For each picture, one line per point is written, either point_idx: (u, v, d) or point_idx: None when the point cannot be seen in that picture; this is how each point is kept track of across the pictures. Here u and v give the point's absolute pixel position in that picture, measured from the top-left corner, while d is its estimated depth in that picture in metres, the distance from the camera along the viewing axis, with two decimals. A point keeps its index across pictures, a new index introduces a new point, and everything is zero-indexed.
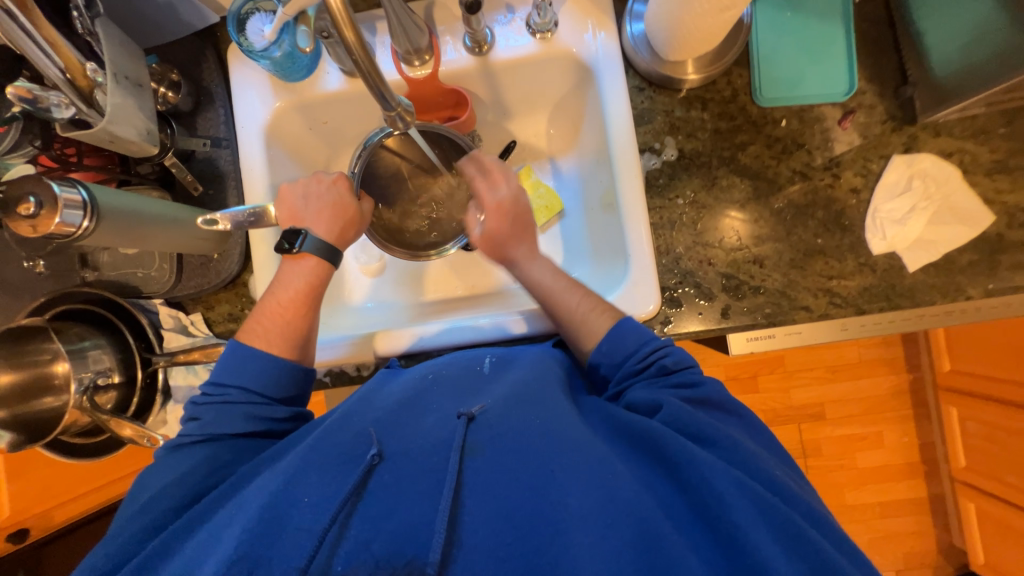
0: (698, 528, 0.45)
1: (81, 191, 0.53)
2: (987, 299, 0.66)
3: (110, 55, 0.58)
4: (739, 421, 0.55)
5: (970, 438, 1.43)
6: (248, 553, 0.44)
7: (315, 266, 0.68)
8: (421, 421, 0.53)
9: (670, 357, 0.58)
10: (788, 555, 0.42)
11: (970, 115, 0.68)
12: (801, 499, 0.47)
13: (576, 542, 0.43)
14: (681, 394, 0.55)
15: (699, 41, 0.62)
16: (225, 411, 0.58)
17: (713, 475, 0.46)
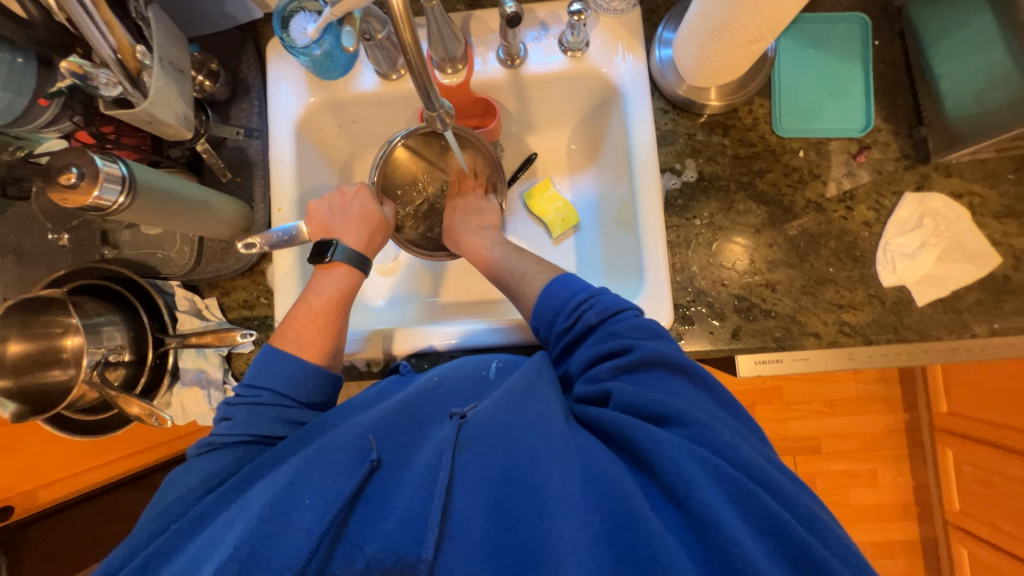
0: (670, 508, 0.44)
1: (120, 166, 0.54)
2: (992, 338, 0.68)
3: (159, 40, 0.60)
4: (688, 382, 0.52)
5: (966, 481, 1.43)
6: (245, 550, 0.43)
7: (346, 274, 0.71)
8: (423, 437, 0.54)
9: (591, 311, 0.58)
10: (756, 536, 0.41)
11: (981, 159, 0.70)
12: (757, 462, 0.45)
13: (555, 527, 0.43)
14: (613, 364, 0.54)
15: (726, 71, 0.65)
16: (256, 413, 0.60)
17: (678, 456, 0.44)
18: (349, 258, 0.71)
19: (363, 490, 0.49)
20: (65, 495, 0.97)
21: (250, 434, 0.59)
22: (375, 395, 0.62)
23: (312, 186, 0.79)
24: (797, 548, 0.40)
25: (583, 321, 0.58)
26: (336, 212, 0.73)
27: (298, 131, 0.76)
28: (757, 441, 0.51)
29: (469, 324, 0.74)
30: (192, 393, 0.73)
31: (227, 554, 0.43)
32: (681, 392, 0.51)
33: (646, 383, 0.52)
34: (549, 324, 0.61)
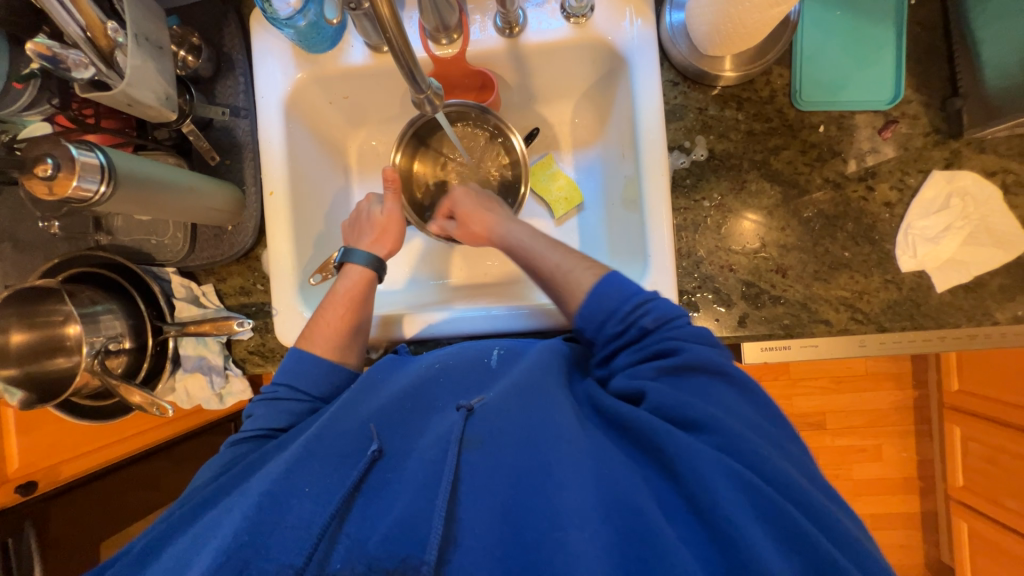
0: (693, 521, 0.43)
1: (98, 155, 0.52)
2: (1014, 325, 0.64)
3: (132, 14, 0.56)
4: (729, 388, 0.51)
5: (971, 458, 1.43)
6: (244, 537, 0.45)
7: (360, 275, 0.69)
8: (425, 427, 0.54)
9: (649, 316, 0.55)
10: (784, 554, 0.40)
11: (1019, 133, 0.65)
12: (782, 471, 0.45)
13: (571, 539, 0.42)
14: (658, 367, 0.53)
15: (741, 40, 0.60)
16: (274, 407, 0.61)
17: (706, 467, 0.44)
18: (366, 263, 0.70)
19: (364, 482, 0.50)
20: (85, 471, 0.98)
21: (266, 428, 0.60)
22: (376, 373, 0.59)
23: (306, 168, 0.75)
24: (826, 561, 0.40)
25: (639, 327, 0.55)
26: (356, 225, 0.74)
27: (288, 109, 0.72)
28: (789, 445, 0.50)
29: (472, 310, 0.72)
30: (194, 379, 0.74)
31: (226, 543, 0.44)
32: (723, 400, 0.50)
33: (694, 391, 0.51)
34: (599, 327, 0.58)
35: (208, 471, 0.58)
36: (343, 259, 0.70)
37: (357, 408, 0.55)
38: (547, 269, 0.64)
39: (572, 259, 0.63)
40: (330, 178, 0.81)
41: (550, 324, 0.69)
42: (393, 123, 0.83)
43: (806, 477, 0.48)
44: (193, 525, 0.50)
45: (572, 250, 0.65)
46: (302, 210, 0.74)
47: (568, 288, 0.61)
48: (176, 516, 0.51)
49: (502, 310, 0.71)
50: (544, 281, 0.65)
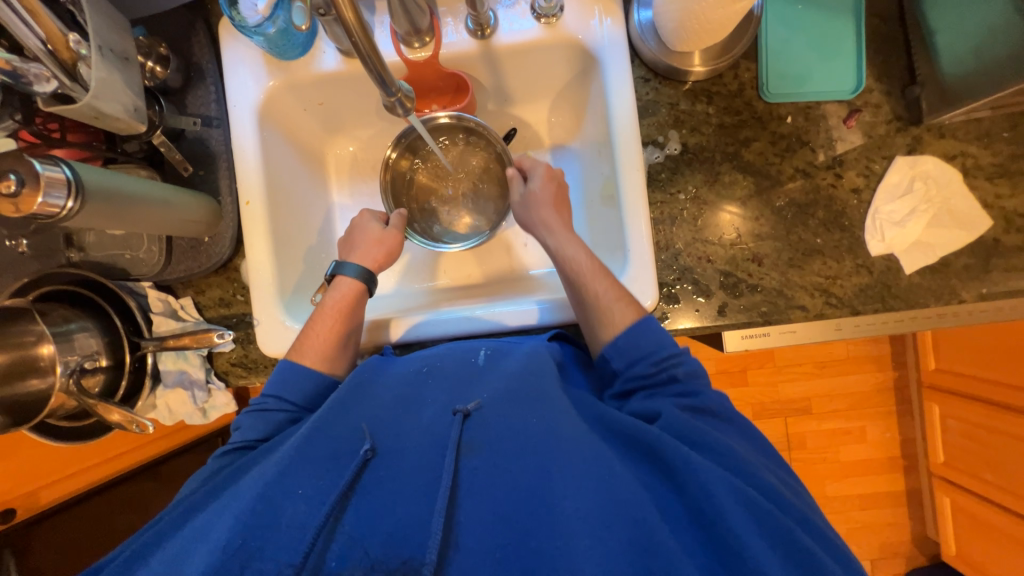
0: (696, 531, 0.45)
1: (64, 169, 0.51)
2: (979, 303, 0.67)
3: (94, 25, 0.55)
4: (734, 429, 0.55)
5: (950, 434, 1.47)
6: (238, 541, 0.44)
7: (349, 286, 0.69)
8: (413, 423, 0.53)
9: (681, 367, 0.57)
10: (781, 562, 0.43)
11: (975, 118, 0.67)
12: (784, 497, 0.48)
13: (576, 543, 0.43)
14: (679, 402, 0.55)
15: (707, 34, 0.61)
16: (261, 417, 0.61)
17: (712, 481, 0.46)
18: (357, 275, 0.69)
19: (359, 481, 0.49)
20: (69, 493, 0.97)
21: (252, 437, 0.60)
22: (362, 376, 0.58)
23: (282, 176, 0.75)
24: (811, 560, 0.44)
25: (670, 374, 0.56)
26: (353, 238, 0.74)
27: (261, 117, 0.72)
28: (788, 477, 0.54)
29: (456, 311, 0.72)
30: (176, 394, 0.73)
31: (222, 543, 0.44)
32: (727, 434, 0.53)
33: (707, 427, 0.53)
34: (630, 362, 0.59)
35: (196, 479, 0.57)
36: (334, 272, 0.70)
37: (352, 413, 0.54)
38: (591, 295, 0.62)
39: (613, 293, 0.61)
40: (308, 185, 0.80)
41: (533, 321, 0.69)
42: (369, 128, 0.83)
43: (793, 493, 0.51)
44: (181, 529, 0.49)
45: (617, 284, 0.62)
46: (281, 218, 0.73)
47: (604, 321, 0.61)
48: (165, 522, 0.51)
49: (487, 310, 0.71)
50: (583, 307, 0.63)
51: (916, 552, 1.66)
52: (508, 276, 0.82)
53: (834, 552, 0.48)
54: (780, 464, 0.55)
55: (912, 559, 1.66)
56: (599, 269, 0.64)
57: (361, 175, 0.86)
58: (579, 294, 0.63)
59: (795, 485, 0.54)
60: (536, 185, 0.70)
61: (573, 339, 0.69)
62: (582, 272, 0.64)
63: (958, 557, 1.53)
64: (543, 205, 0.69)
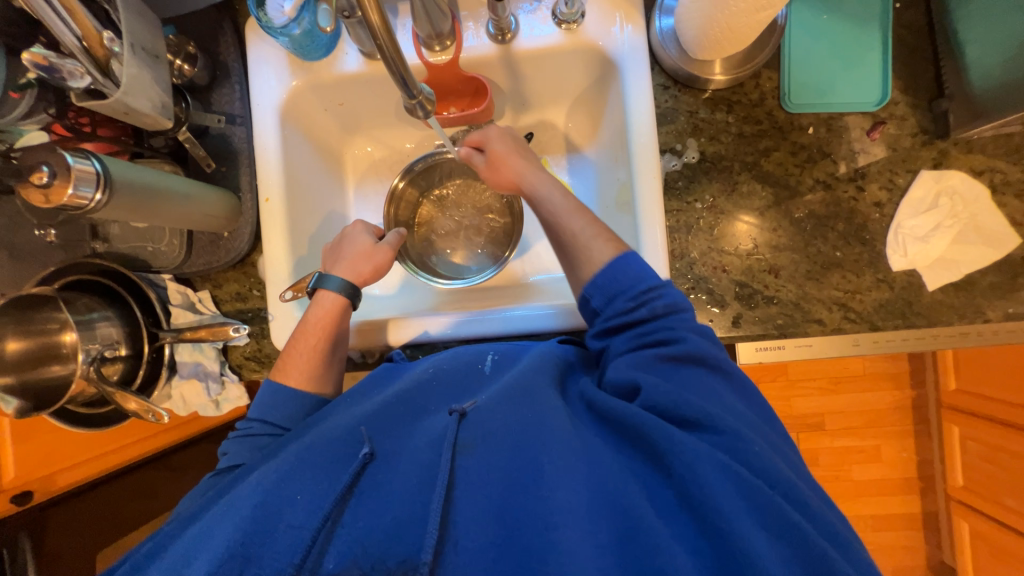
0: (685, 516, 0.44)
1: (94, 162, 0.52)
2: (1005, 323, 0.65)
3: (127, 24, 0.57)
4: (720, 380, 0.52)
5: (970, 456, 1.43)
6: (237, 547, 0.45)
7: (334, 300, 0.67)
8: (413, 430, 0.54)
9: (661, 301, 0.55)
10: (779, 549, 0.41)
11: (1005, 132, 0.66)
12: (783, 475, 0.45)
13: (565, 538, 0.42)
14: (657, 354, 0.52)
15: (729, 43, 0.61)
16: (246, 442, 0.62)
17: (699, 462, 0.44)
18: (340, 289, 0.68)
19: (357, 485, 0.50)
20: (82, 480, 0.97)
21: (237, 462, 0.60)
22: (373, 381, 0.61)
23: (302, 175, 0.76)
24: (813, 552, 0.41)
25: (650, 310, 0.55)
26: (338, 253, 0.72)
27: (283, 116, 0.73)
28: (784, 446, 0.51)
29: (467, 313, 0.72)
30: (190, 386, 0.75)
31: (219, 552, 0.44)
32: (715, 390, 0.51)
33: (687, 383, 0.51)
34: (609, 300, 0.57)
35: (191, 498, 0.58)
36: (316, 285, 0.68)
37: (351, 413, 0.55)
38: (569, 233, 0.62)
39: (593, 230, 0.61)
40: (326, 184, 0.82)
41: (544, 327, 0.69)
42: (388, 130, 0.84)
43: (796, 474, 0.48)
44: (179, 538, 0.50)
45: (596, 219, 0.62)
46: (298, 216, 0.75)
47: (583, 258, 0.60)
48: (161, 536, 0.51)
49: (498, 313, 0.71)
50: (561, 245, 0.63)
51: None
52: (522, 280, 0.82)
53: (840, 543, 0.43)
54: (786, 444, 0.52)
55: None
56: (579, 206, 0.64)
57: (378, 175, 0.87)
58: (557, 232, 0.63)
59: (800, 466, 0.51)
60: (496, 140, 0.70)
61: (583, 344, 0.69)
62: (558, 210, 0.64)
63: None
64: (512, 153, 0.68)
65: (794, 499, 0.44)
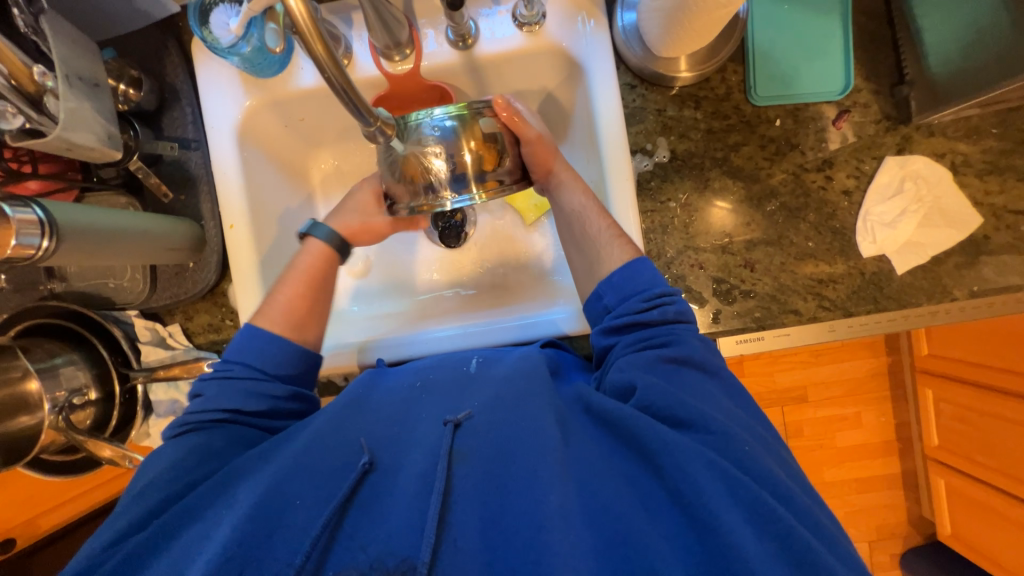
0: (677, 514, 0.45)
1: (36, 210, 0.49)
2: (970, 300, 0.67)
3: (60, 54, 0.53)
4: (715, 385, 0.54)
5: (944, 418, 1.50)
6: (236, 552, 0.43)
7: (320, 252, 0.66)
8: (411, 439, 0.53)
9: (674, 306, 0.56)
10: (760, 537, 0.42)
11: (964, 116, 0.67)
12: (770, 472, 0.46)
13: (555, 539, 0.43)
14: (659, 355, 0.53)
15: (692, 40, 0.60)
16: (225, 385, 0.58)
17: (688, 462, 0.46)
18: (330, 240, 0.67)
19: (355, 494, 0.49)
20: (67, 519, 0.97)
21: (217, 406, 0.57)
22: (359, 390, 0.58)
23: (265, 198, 0.73)
24: (787, 533, 0.42)
25: (663, 313, 0.56)
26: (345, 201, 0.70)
27: (240, 137, 0.70)
28: (773, 442, 0.52)
29: (447, 329, 0.71)
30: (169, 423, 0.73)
31: (224, 546, 0.44)
32: (712, 393, 0.52)
33: (685, 386, 0.52)
34: (623, 298, 0.58)
35: (166, 458, 0.54)
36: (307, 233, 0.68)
37: (346, 426, 0.54)
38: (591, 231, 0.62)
39: (613, 232, 0.62)
40: (292, 202, 0.79)
41: (528, 336, 0.69)
42: (353, 143, 0.81)
43: (783, 469, 0.50)
44: (179, 536, 0.48)
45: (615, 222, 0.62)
46: (266, 240, 0.72)
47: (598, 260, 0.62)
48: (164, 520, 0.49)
49: (478, 328, 0.70)
50: (580, 240, 0.64)
51: (912, 531, 1.69)
52: (503, 289, 0.80)
53: (819, 530, 0.45)
54: (769, 433, 0.53)
55: (908, 539, 1.69)
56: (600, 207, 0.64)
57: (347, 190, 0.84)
58: (580, 227, 0.63)
59: (795, 472, 0.52)
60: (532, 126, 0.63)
61: (568, 350, 0.69)
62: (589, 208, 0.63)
63: (953, 536, 1.57)
64: (553, 149, 0.65)
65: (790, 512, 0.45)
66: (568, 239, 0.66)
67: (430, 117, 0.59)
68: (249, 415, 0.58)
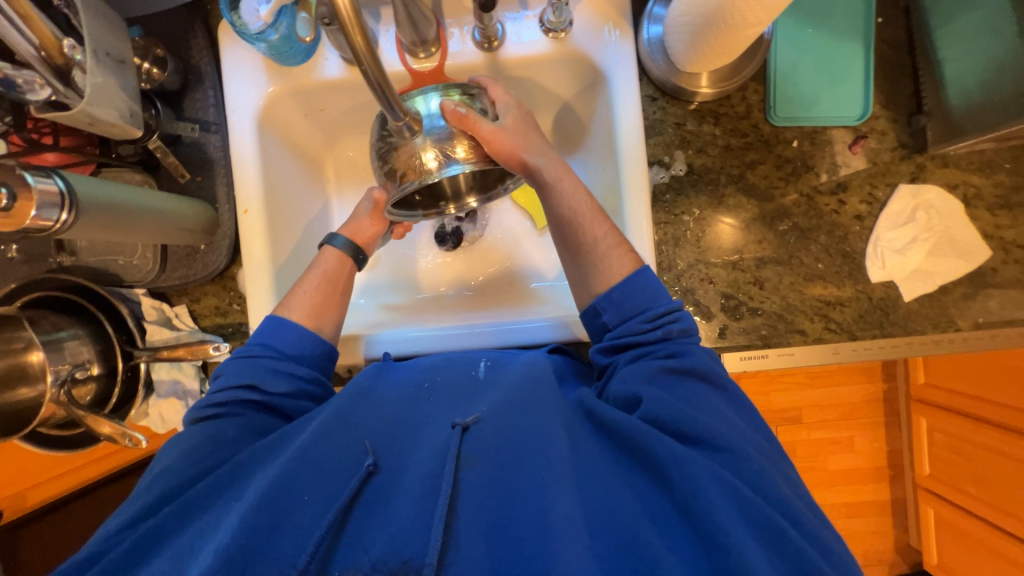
0: (684, 530, 0.45)
1: (57, 181, 0.49)
2: (975, 331, 0.67)
3: (90, 29, 0.54)
4: (722, 398, 0.54)
5: (937, 447, 1.50)
6: (241, 548, 0.43)
7: (337, 259, 0.70)
8: (416, 442, 0.53)
9: (677, 324, 0.56)
10: (770, 558, 0.43)
11: (978, 149, 0.68)
12: (778, 491, 0.47)
13: (563, 552, 0.43)
14: (663, 364, 0.54)
15: (717, 57, 0.60)
16: (247, 363, 0.60)
17: (700, 480, 0.45)
18: (344, 249, 0.70)
19: (360, 496, 0.48)
20: (54, 496, 0.95)
21: (237, 383, 0.58)
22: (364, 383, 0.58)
23: (281, 185, 0.73)
24: (788, 544, 0.43)
25: (666, 332, 0.56)
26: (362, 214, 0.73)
27: (260, 123, 0.70)
28: (777, 458, 0.53)
29: (452, 327, 0.71)
30: (168, 404, 0.72)
31: (226, 542, 0.43)
32: (718, 406, 0.53)
33: (692, 399, 0.52)
34: (624, 317, 0.58)
35: (185, 442, 0.55)
36: (325, 242, 0.71)
37: (352, 423, 0.53)
38: (590, 238, 0.61)
39: (611, 240, 0.61)
40: (306, 191, 0.79)
41: (534, 339, 0.69)
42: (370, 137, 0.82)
43: (790, 488, 0.50)
44: (190, 525, 0.48)
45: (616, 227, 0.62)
46: (279, 226, 0.72)
47: (601, 268, 0.61)
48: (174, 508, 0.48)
49: (482, 328, 0.70)
50: (575, 247, 0.63)
51: (899, 559, 1.69)
52: (510, 291, 0.81)
53: (824, 550, 0.46)
54: (775, 449, 0.54)
55: (894, 566, 1.70)
56: (597, 210, 0.63)
57: (360, 182, 0.84)
58: (577, 235, 0.62)
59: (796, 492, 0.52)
60: (508, 121, 0.60)
61: (573, 356, 0.69)
62: (581, 213, 0.62)
63: (939, 566, 1.57)
64: (529, 140, 0.61)
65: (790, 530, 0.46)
66: (561, 242, 0.65)
67: (431, 110, 0.55)
68: (275, 396, 0.59)
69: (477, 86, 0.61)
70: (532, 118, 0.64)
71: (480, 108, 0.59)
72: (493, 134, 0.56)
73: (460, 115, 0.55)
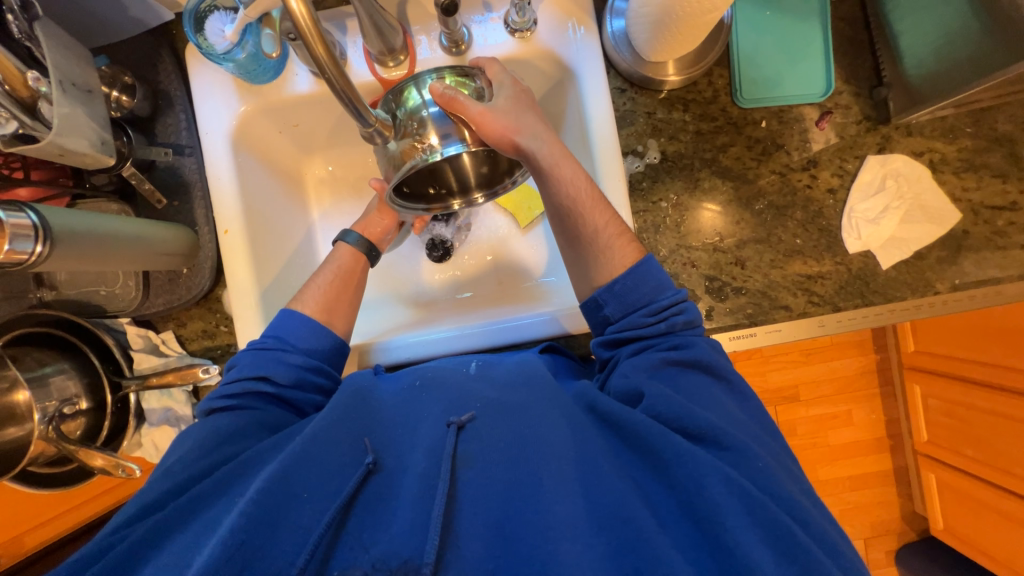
0: (688, 526, 0.45)
1: (29, 214, 0.49)
2: (953, 294, 0.69)
3: (54, 60, 0.54)
4: (725, 390, 0.55)
5: (932, 413, 1.52)
6: (242, 551, 0.42)
7: (349, 254, 0.72)
8: (414, 439, 0.53)
9: (682, 316, 0.57)
10: (774, 556, 0.42)
11: (939, 116, 0.70)
12: (781, 490, 0.47)
13: (564, 552, 0.43)
14: (664, 356, 0.55)
15: (680, 44, 0.61)
16: (261, 355, 0.60)
17: (703, 474, 0.46)
18: (357, 245, 0.73)
19: (359, 494, 0.49)
20: (51, 538, 0.94)
21: (250, 375, 0.59)
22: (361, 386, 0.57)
23: (260, 203, 0.73)
24: (791, 534, 0.43)
25: (669, 325, 0.57)
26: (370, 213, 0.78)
27: (234, 143, 0.70)
28: (780, 449, 0.53)
29: (442, 331, 0.71)
30: (162, 432, 0.71)
31: (222, 542, 0.42)
32: (720, 399, 0.53)
33: (694, 392, 0.53)
34: (626, 309, 0.59)
35: (189, 441, 0.55)
36: (338, 239, 0.74)
37: (354, 420, 0.53)
38: (590, 228, 0.61)
39: (612, 230, 0.61)
40: (287, 207, 0.79)
41: (524, 335, 0.69)
42: (346, 149, 0.83)
43: (793, 481, 0.50)
44: (190, 526, 0.47)
45: (616, 216, 0.62)
46: (261, 243, 0.72)
47: (604, 259, 0.61)
48: (181, 503, 0.48)
49: (470, 330, 0.70)
50: (577, 238, 0.63)
51: (906, 527, 1.71)
52: (498, 292, 0.81)
53: (832, 548, 0.45)
54: (779, 444, 0.54)
55: (902, 535, 1.71)
56: (598, 198, 0.62)
57: (341, 194, 0.85)
58: (577, 224, 0.62)
59: (793, 464, 0.53)
60: (501, 101, 0.59)
61: (564, 351, 0.69)
62: (581, 202, 0.61)
63: (945, 530, 1.59)
64: (524, 120, 0.60)
65: (788, 501, 0.46)
66: (562, 233, 0.65)
67: (426, 96, 0.57)
68: (288, 389, 0.60)
69: (475, 68, 0.62)
70: (530, 96, 0.63)
71: (477, 90, 0.60)
72: (482, 116, 0.56)
73: (448, 97, 0.56)
